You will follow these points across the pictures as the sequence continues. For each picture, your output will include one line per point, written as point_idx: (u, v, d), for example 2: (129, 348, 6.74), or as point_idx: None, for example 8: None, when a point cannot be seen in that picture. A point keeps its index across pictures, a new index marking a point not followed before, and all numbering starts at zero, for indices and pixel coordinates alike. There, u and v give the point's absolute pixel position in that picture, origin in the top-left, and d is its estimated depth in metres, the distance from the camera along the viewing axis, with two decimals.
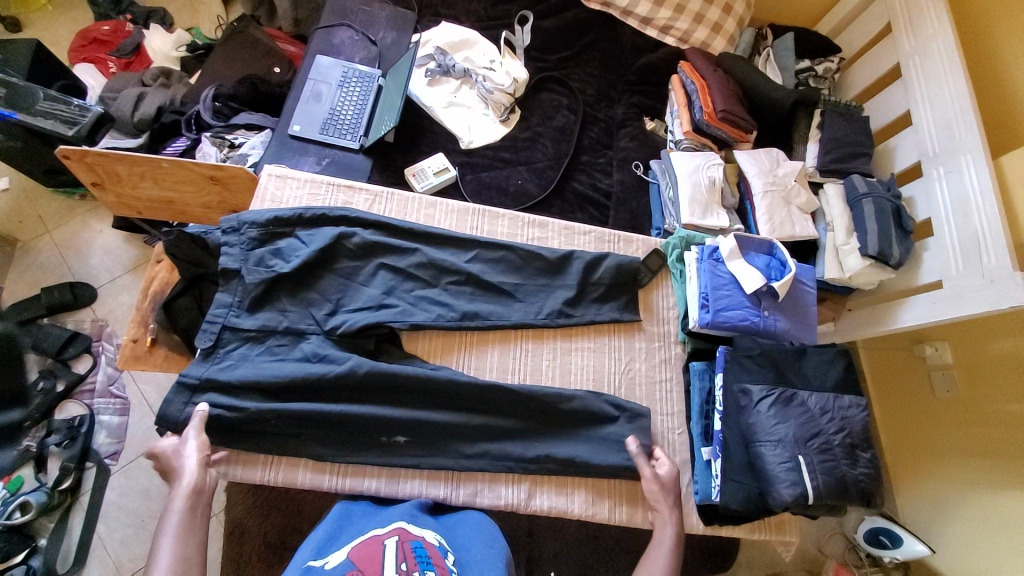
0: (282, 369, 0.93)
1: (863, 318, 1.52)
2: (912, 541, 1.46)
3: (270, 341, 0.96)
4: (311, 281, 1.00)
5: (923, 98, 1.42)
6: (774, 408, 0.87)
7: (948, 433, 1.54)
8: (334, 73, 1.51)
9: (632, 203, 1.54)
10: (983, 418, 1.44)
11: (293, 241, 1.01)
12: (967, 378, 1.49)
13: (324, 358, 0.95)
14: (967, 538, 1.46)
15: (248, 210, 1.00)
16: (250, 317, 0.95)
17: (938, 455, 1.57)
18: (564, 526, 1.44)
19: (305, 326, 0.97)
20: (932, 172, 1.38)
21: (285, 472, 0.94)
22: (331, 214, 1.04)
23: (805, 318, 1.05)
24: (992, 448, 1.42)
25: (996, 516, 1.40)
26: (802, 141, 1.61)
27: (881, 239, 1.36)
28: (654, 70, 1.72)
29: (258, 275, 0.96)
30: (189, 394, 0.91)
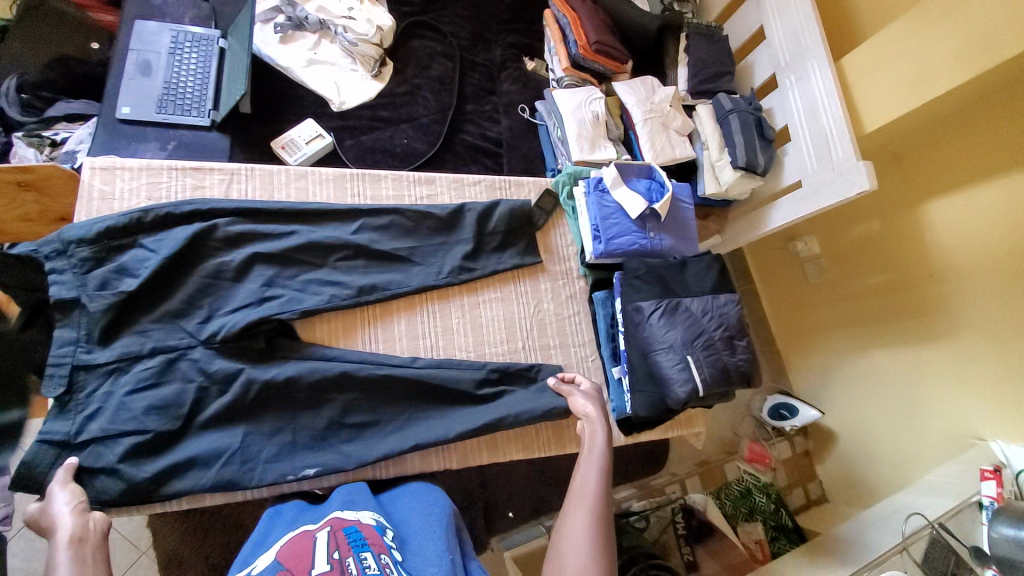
0: (163, 393, 0.83)
1: (743, 226, 1.68)
2: (806, 408, 1.73)
3: (138, 367, 0.84)
4: (175, 287, 0.89)
5: (775, 12, 1.52)
6: (662, 317, 0.95)
7: (822, 313, 1.79)
8: (161, 39, 1.29)
9: (523, 148, 1.53)
10: (847, 293, 1.69)
11: (139, 252, 0.88)
12: (833, 262, 1.73)
13: (207, 363, 0.87)
14: (848, 395, 1.74)
15: (69, 225, 0.84)
16: (105, 349, 0.83)
17: (817, 333, 1.82)
18: (513, 470, 1.50)
19: (177, 341, 0.86)
20: (786, 82, 1.51)
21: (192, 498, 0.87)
22: (181, 210, 0.91)
23: (687, 233, 1.13)
24: (856, 318, 1.68)
25: (865, 371, 1.68)
26: (672, 66, 1.67)
27: (746, 150, 1.48)
28: (525, 6, 1.67)
29: (103, 301, 0.83)
30: (57, 453, 0.79)
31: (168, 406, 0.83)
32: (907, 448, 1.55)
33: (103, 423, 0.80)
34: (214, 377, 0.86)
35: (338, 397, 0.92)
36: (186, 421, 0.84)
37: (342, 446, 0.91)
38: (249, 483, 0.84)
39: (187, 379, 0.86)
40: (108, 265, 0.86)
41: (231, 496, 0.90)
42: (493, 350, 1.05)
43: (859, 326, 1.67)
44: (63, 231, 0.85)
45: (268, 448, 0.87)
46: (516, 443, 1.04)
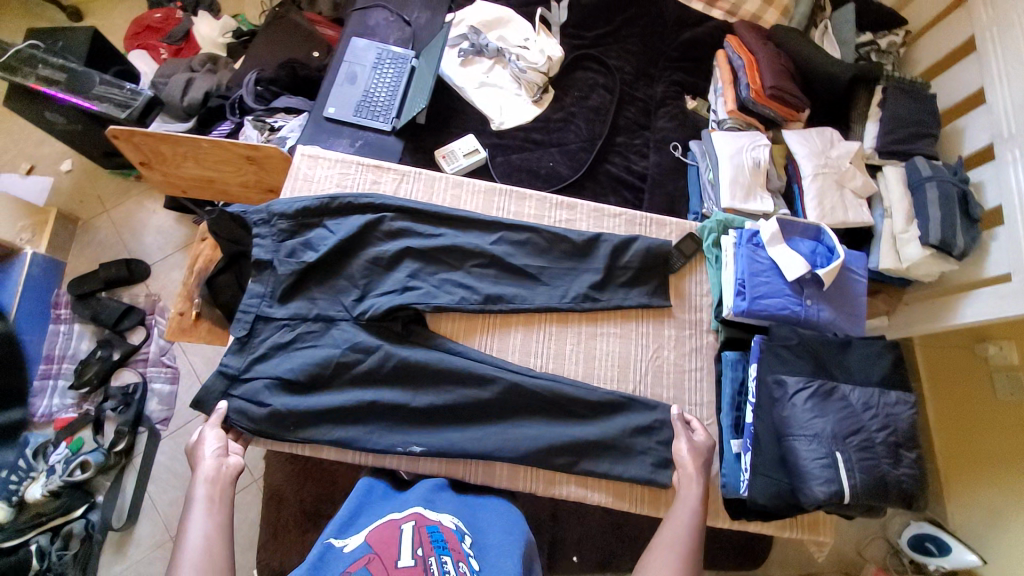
0: (315, 353, 0.96)
1: (923, 313, 1.41)
2: (962, 550, 1.42)
3: (302, 328, 0.97)
4: (342, 265, 1.02)
5: (1001, 77, 1.26)
6: (811, 402, 0.81)
7: (1010, 440, 1.42)
8: (369, 55, 1.53)
9: (668, 187, 1.47)
10: None
11: (322, 231, 1.03)
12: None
13: (354, 335, 0.97)
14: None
15: (276, 200, 1.01)
16: (282, 307, 0.97)
17: (998, 464, 1.46)
18: (588, 512, 1.42)
19: (334, 312, 0.99)
20: (1006, 156, 1.24)
21: (311, 447, 0.98)
22: (358, 201, 1.05)
23: (852, 309, 0.98)
24: None
25: None
26: (861, 121, 1.48)
27: (943, 228, 1.25)
28: (697, 45, 1.63)
29: (290, 267, 0.98)
30: (227, 384, 0.94)
31: (316, 365, 0.95)
32: None
33: (265, 368, 0.94)
34: (353, 348, 0.96)
35: (446, 391, 0.97)
36: (325, 382, 0.96)
37: (445, 437, 0.95)
38: (364, 445, 0.93)
39: (333, 343, 0.97)
40: (298, 237, 1.02)
41: (342, 454, 0.98)
42: (603, 386, 1.01)
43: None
44: (270, 203, 1.03)
45: (384, 423, 0.95)
46: (607, 490, 0.97)
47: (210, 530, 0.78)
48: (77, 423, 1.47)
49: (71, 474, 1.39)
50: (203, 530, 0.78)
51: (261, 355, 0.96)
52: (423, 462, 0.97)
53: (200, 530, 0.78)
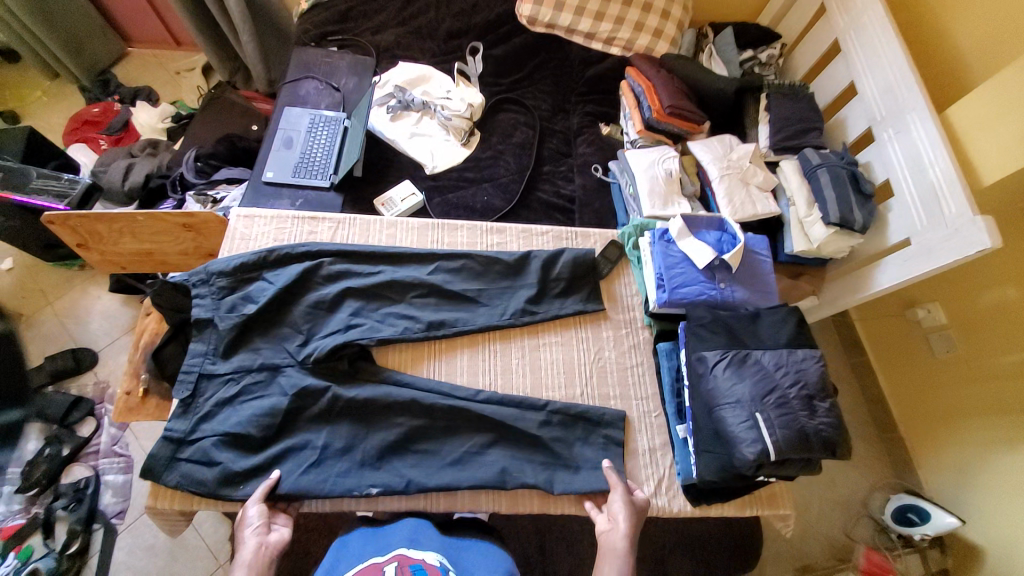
0: (262, 404, 0.96)
1: (844, 288, 1.53)
2: (940, 514, 1.44)
3: (247, 380, 0.98)
4: (284, 315, 1.04)
5: (864, 70, 1.48)
6: (729, 369, 0.87)
7: (959, 394, 1.53)
8: (303, 121, 1.63)
9: (596, 204, 1.59)
10: (988, 373, 1.44)
11: (261, 283, 1.06)
12: (964, 335, 1.49)
13: (299, 380, 0.98)
14: (994, 503, 1.42)
15: (213, 260, 1.04)
16: (225, 362, 0.99)
17: (953, 420, 1.55)
18: (574, 536, 1.41)
19: (279, 360, 1.00)
20: (883, 136, 1.43)
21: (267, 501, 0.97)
22: (295, 251, 1.09)
23: (764, 286, 1.06)
24: (1005, 405, 1.41)
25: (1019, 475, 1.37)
26: (754, 125, 1.65)
27: (841, 206, 1.39)
28: (603, 79, 1.81)
29: (230, 321, 1.00)
30: (173, 448, 0.92)
31: (265, 414, 0.95)
32: None
33: (214, 425, 0.94)
34: (305, 390, 0.97)
35: (401, 416, 0.99)
36: (275, 430, 0.95)
37: (401, 467, 0.95)
38: (318, 492, 0.91)
39: (282, 391, 0.98)
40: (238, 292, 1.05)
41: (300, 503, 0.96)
42: (552, 393, 1.04)
43: (1007, 414, 1.40)
44: (208, 265, 1.06)
45: (341, 463, 0.94)
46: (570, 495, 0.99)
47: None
48: (25, 529, 1.44)
49: None
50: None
51: (206, 414, 0.96)
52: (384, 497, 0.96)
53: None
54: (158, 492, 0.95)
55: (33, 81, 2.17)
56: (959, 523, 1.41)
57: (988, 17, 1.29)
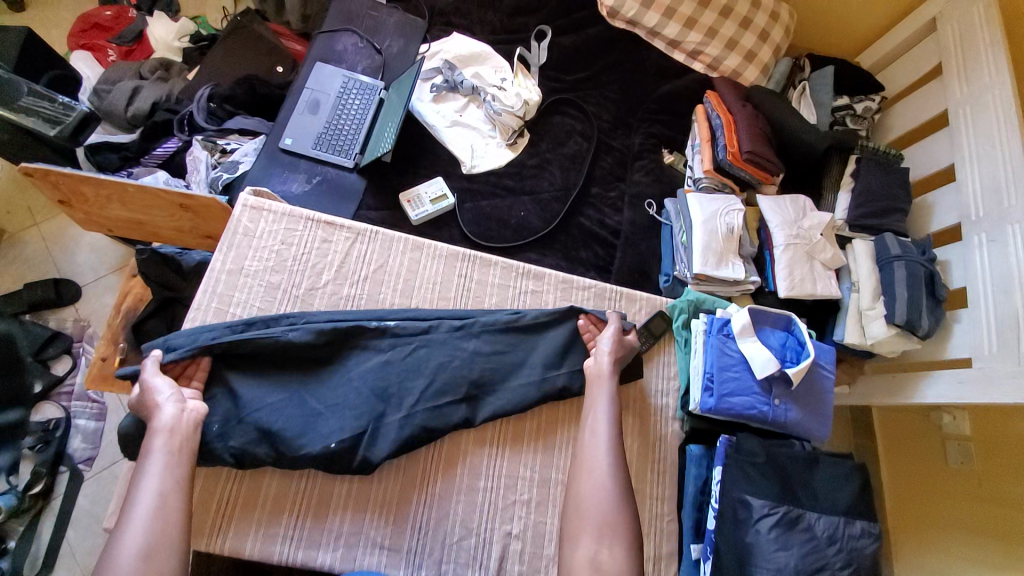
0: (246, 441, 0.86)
1: (883, 387, 1.42)
2: None
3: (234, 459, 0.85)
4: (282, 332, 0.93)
5: (971, 157, 1.29)
6: (776, 530, 0.78)
7: (955, 506, 1.44)
8: (334, 83, 1.43)
9: (641, 246, 1.43)
10: (994, 495, 1.35)
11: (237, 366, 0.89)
12: (985, 453, 1.40)
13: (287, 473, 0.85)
14: None
15: (175, 334, 0.89)
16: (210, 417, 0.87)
17: (940, 528, 1.46)
18: None
19: (275, 400, 0.89)
20: (972, 238, 1.27)
21: (243, 506, 0.87)
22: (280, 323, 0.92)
23: (819, 408, 0.94)
24: (998, 530, 1.32)
25: None
26: (833, 189, 1.48)
27: (909, 308, 1.25)
28: (678, 98, 1.59)
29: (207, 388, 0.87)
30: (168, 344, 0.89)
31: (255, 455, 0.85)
32: None
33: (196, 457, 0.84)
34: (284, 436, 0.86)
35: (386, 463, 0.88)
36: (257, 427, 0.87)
37: (398, 542, 0.88)
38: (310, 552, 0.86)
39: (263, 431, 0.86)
40: (236, 303, 0.94)
41: (277, 514, 0.87)
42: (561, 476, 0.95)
43: (999, 537, 1.31)
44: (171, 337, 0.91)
45: (332, 525, 0.87)
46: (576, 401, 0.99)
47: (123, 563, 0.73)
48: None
49: None
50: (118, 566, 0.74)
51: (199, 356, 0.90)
52: (368, 528, 0.88)
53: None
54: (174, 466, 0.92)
55: None
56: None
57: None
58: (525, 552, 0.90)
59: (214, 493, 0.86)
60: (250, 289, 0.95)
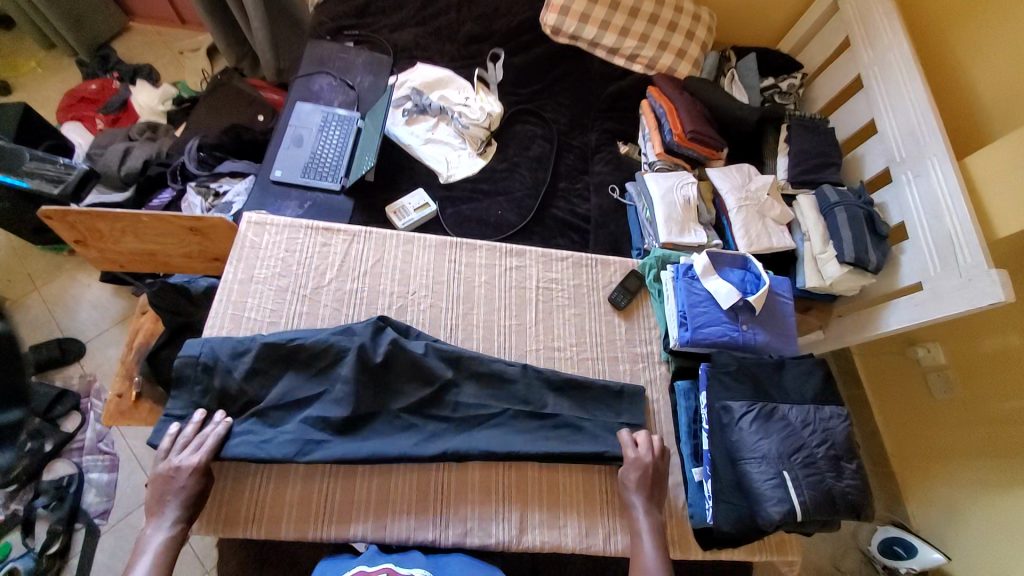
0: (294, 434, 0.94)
1: (850, 325, 1.53)
2: (927, 548, 1.41)
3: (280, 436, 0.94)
4: (266, 415, 0.96)
5: (887, 107, 1.47)
6: (755, 422, 0.92)
7: (952, 433, 1.51)
8: (314, 119, 1.58)
9: (611, 226, 1.57)
10: (982, 417, 1.42)
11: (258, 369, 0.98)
12: (963, 377, 1.47)
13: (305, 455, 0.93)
14: (985, 543, 1.40)
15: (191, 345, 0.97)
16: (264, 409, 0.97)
17: (944, 458, 1.53)
18: None
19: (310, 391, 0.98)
20: (901, 177, 1.43)
21: (273, 500, 0.94)
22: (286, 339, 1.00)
23: (785, 330, 1.10)
24: (995, 449, 1.39)
25: (1005, 514, 1.36)
26: (772, 155, 1.64)
27: (856, 246, 1.39)
28: (623, 96, 1.78)
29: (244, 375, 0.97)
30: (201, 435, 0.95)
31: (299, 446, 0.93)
32: None
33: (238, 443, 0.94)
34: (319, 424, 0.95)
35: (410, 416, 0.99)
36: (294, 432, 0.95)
37: (426, 514, 0.95)
38: (346, 516, 0.94)
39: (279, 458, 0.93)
40: (222, 375, 0.97)
41: (307, 504, 0.94)
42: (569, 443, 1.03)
43: (999, 455, 1.38)
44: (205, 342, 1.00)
45: (370, 491, 0.96)
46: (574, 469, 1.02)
47: None
48: (4, 526, 1.38)
49: None
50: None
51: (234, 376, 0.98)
52: (392, 504, 0.96)
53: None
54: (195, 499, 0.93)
55: (27, 51, 2.06)
56: (944, 558, 1.39)
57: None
58: (537, 499, 0.98)
59: (246, 490, 0.94)
60: (262, 293, 1.06)
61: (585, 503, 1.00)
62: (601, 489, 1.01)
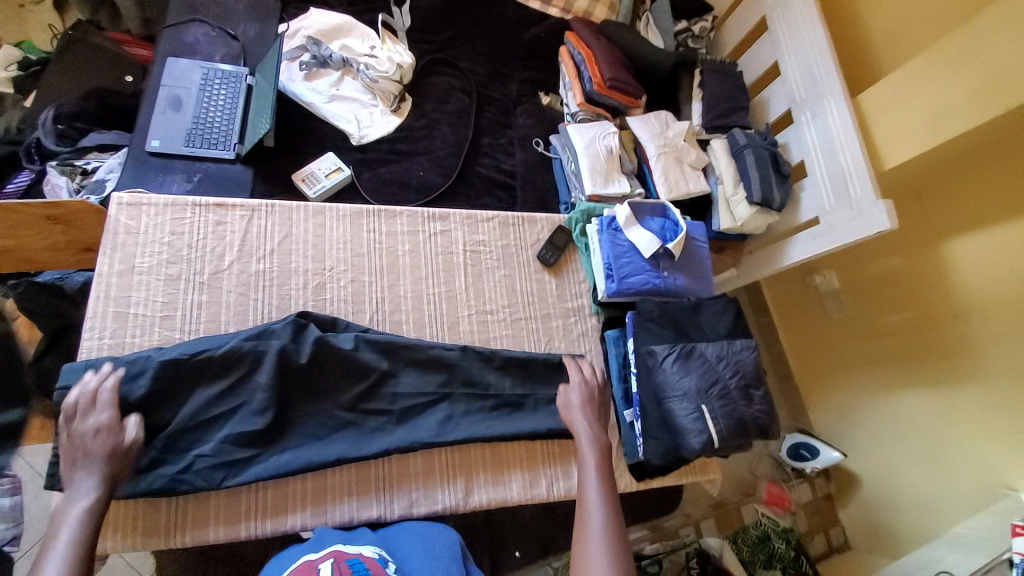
0: (229, 429, 0.89)
1: (759, 261, 1.67)
2: (827, 449, 1.63)
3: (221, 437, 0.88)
4: (179, 441, 0.87)
5: (789, 50, 1.53)
6: (677, 361, 0.99)
7: (845, 347, 1.71)
8: (193, 76, 1.36)
9: (537, 181, 1.54)
10: (867, 330, 1.62)
11: (161, 373, 0.88)
12: (853, 298, 1.66)
13: (228, 453, 0.88)
14: (874, 437, 1.62)
15: (70, 365, 0.87)
16: (179, 409, 0.89)
17: (841, 370, 1.73)
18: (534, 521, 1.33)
19: (229, 385, 0.91)
20: (801, 117, 1.51)
21: (197, 504, 0.88)
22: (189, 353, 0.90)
23: (699, 270, 1.14)
24: (878, 357, 1.60)
25: (889, 410, 1.58)
26: (688, 100, 1.67)
27: (763, 187, 1.48)
28: (542, 42, 1.71)
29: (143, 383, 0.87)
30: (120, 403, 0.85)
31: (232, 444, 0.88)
32: (935, 498, 1.44)
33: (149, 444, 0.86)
34: (234, 425, 0.89)
35: (342, 399, 0.96)
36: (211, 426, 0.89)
37: (369, 494, 0.95)
38: (282, 507, 0.91)
39: (204, 479, 0.86)
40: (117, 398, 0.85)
41: (234, 507, 0.89)
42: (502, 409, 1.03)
43: (882, 360, 1.58)
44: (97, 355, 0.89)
45: (307, 477, 0.93)
46: (520, 443, 1.04)
47: None
48: None
49: None
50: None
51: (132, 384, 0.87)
52: (333, 489, 0.94)
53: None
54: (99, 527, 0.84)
55: None
56: (840, 456, 1.62)
57: (955, 191, 1.35)
58: (478, 462, 1.01)
59: (161, 510, 0.86)
60: (149, 286, 0.95)
61: (527, 455, 1.04)
62: (542, 446, 1.06)
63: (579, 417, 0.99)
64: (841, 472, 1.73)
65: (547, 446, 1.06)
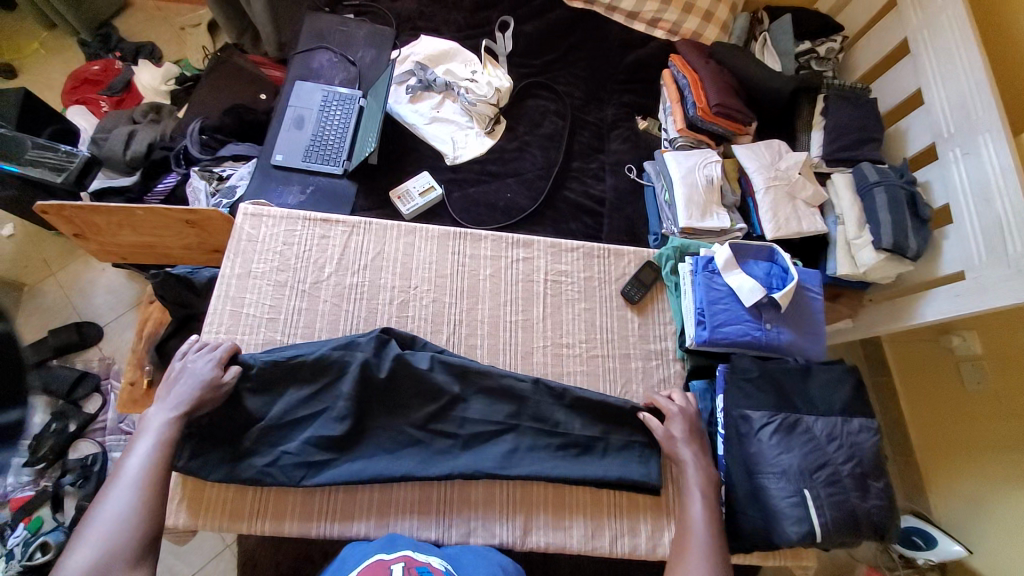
0: (310, 432, 0.94)
1: (882, 313, 1.44)
2: (948, 541, 1.34)
3: (300, 436, 0.95)
4: (269, 435, 0.94)
5: (934, 77, 1.32)
6: (776, 436, 0.89)
7: (981, 424, 1.41)
8: (315, 98, 1.51)
9: (627, 209, 1.48)
10: (1011, 409, 1.33)
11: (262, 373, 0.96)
12: (998, 368, 1.37)
13: (307, 454, 0.93)
14: (1007, 539, 1.32)
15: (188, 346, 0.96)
16: (273, 405, 0.96)
17: (972, 450, 1.43)
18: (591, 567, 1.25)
19: (315, 390, 0.97)
20: (948, 154, 1.29)
21: (275, 494, 0.94)
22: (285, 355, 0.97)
23: (814, 328, 1.04)
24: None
25: None
26: (806, 129, 1.51)
27: (895, 231, 1.28)
28: (644, 66, 1.65)
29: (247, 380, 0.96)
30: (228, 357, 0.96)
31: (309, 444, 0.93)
32: None
33: (247, 436, 0.93)
34: (316, 428, 0.95)
35: (414, 417, 0.98)
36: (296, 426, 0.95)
37: (429, 515, 0.95)
38: (350, 513, 0.94)
39: (280, 476, 0.92)
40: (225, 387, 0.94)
41: (308, 503, 0.94)
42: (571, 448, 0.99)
43: None
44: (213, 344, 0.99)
45: (374, 489, 0.96)
46: (583, 489, 0.98)
47: (134, 520, 0.79)
48: (35, 500, 1.38)
49: (30, 557, 1.29)
50: (124, 532, 0.77)
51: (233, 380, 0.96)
52: (396, 503, 0.95)
53: (80, 561, 0.74)
54: (199, 502, 0.92)
55: (30, 32, 2.01)
56: (965, 551, 1.32)
57: None
58: (544, 498, 0.97)
59: (248, 496, 0.93)
60: (260, 289, 1.05)
61: (593, 502, 0.98)
62: (612, 495, 0.99)
63: (686, 462, 0.92)
64: (960, 569, 1.41)
65: (614, 492, 0.98)
